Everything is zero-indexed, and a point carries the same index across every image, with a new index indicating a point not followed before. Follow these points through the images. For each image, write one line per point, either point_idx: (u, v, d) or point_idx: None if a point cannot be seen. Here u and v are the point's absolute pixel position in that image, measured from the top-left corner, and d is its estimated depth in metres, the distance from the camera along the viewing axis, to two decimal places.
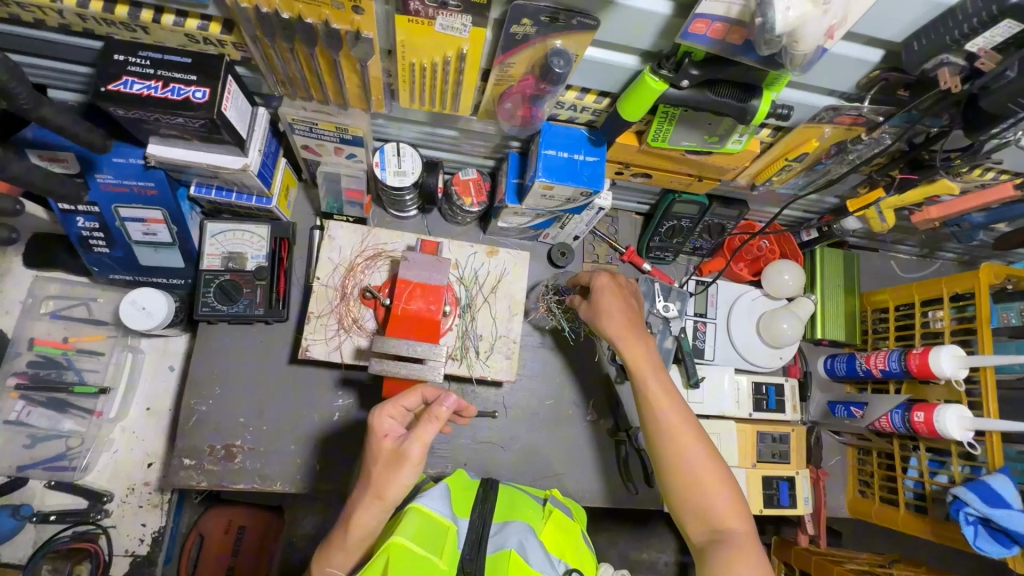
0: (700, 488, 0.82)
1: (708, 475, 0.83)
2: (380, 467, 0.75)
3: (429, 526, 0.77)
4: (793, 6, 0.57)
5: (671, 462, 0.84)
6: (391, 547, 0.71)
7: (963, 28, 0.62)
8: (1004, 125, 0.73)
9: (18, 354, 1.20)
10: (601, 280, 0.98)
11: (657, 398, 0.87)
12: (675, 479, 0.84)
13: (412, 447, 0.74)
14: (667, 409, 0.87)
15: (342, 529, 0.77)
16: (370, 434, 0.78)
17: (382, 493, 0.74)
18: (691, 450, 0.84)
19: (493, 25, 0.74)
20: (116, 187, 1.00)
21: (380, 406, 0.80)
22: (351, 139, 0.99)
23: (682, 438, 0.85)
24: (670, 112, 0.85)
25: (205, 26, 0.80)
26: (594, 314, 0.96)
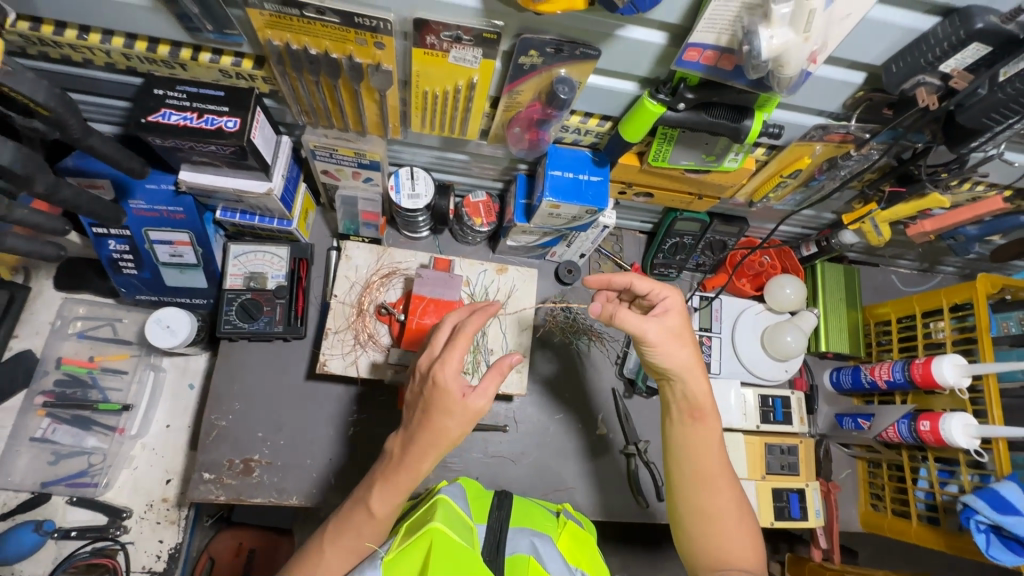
0: (730, 536, 0.83)
1: (739, 522, 0.84)
2: (456, 419, 0.77)
3: (457, 518, 0.78)
4: (776, 35, 0.62)
5: (705, 507, 0.84)
6: (435, 533, 0.73)
7: (934, 52, 0.67)
8: (981, 140, 0.78)
9: (45, 373, 1.26)
10: (672, 299, 0.86)
11: (710, 445, 0.86)
12: (697, 520, 0.84)
13: (487, 403, 0.78)
14: (718, 456, 0.86)
15: (408, 472, 0.80)
16: (439, 390, 0.77)
17: (448, 441, 0.79)
18: (729, 498, 0.85)
19: (503, 56, 0.80)
20: (148, 213, 1.07)
21: (446, 360, 0.77)
22: (368, 163, 1.05)
23: (718, 484, 0.85)
24: (669, 133, 0.90)
25: (239, 63, 0.87)
26: (673, 338, 0.84)
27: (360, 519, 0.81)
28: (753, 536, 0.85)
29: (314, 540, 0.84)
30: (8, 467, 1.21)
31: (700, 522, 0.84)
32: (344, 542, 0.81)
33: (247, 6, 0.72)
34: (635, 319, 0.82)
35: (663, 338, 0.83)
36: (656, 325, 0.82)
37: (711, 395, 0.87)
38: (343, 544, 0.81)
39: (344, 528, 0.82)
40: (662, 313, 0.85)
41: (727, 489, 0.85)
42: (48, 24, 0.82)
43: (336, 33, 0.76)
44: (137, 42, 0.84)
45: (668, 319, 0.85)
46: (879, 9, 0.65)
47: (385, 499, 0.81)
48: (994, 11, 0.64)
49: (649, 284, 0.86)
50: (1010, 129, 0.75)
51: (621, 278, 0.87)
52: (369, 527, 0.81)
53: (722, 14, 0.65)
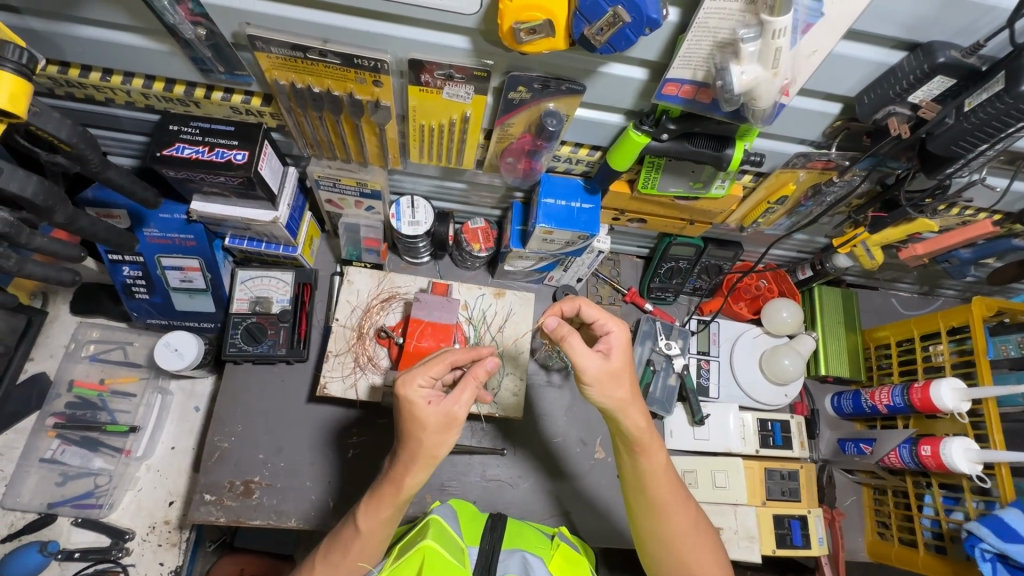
0: (694, 551, 0.86)
1: (700, 542, 0.87)
2: (431, 433, 0.78)
3: (447, 536, 0.80)
4: (746, 70, 0.66)
5: (664, 533, 0.86)
6: (426, 550, 0.74)
7: (903, 83, 0.70)
8: (957, 166, 0.80)
9: (58, 395, 1.30)
10: (616, 334, 0.83)
11: (657, 476, 0.86)
12: (658, 543, 0.87)
13: (462, 411, 0.78)
14: (666, 486, 0.86)
15: (390, 484, 0.81)
16: (407, 406, 0.77)
17: (433, 453, 0.79)
18: (687, 522, 0.86)
19: (494, 91, 0.85)
20: (161, 240, 1.12)
21: (410, 375, 0.78)
22: (370, 193, 1.10)
23: (672, 510, 0.86)
24: (656, 161, 0.94)
25: (249, 100, 0.93)
26: (611, 378, 0.81)
27: (349, 536, 0.84)
28: (716, 550, 0.89)
29: (309, 561, 0.87)
30: (16, 488, 1.25)
31: (661, 545, 0.87)
32: (335, 560, 0.84)
33: (256, 50, 0.77)
34: (582, 348, 0.80)
35: (603, 377, 0.80)
36: (596, 361, 0.80)
37: (651, 425, 0.85)
38: (332, 560, 0.84)
39: (335, 545, 0.84)
40: (605, 351, 0.83)
41: (682, 514, 0.86)
42: (75, 67, 0.89)
43: (337, 74, 0.82)
44: (155, 83, 0.91)
45: (611, 358, 0.82)
46: (845, 46, 0.69)
47: (370, 513, 0.82)
48: (955, 46, 0.68)
49: (596, 312, 0.85)
50: (981, 155, 0.77)
51: (570, 304, 0.87)
52: (359, 544, 0.83)
53: (696, 52, 0.69)
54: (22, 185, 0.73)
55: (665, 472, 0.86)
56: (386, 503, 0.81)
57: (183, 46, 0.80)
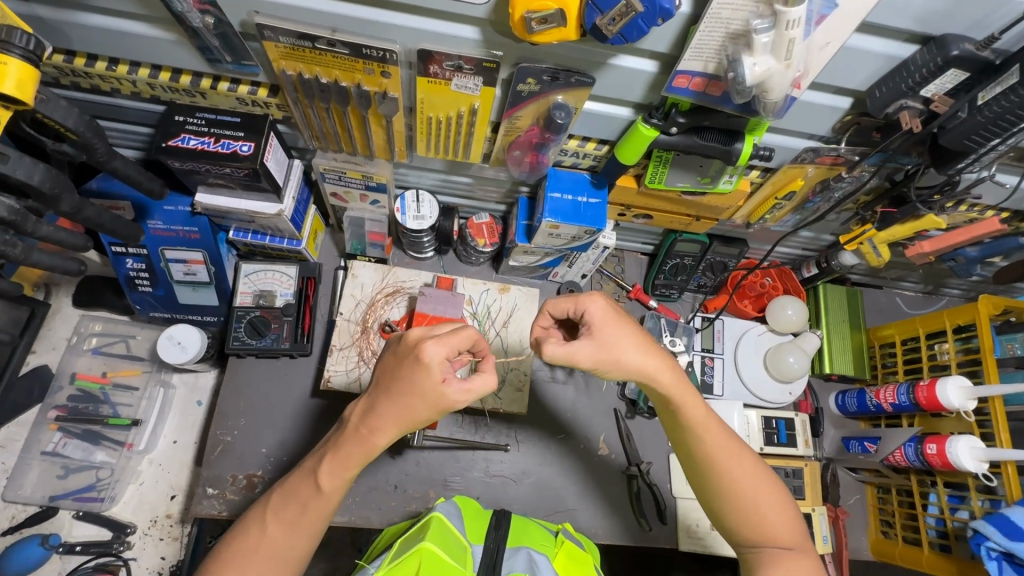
0: (760, 502, 0.84)
1: (766, 491, 0.85)
2: (424, 406, 0.75)
3: (448, 535, 0.80)
4: (759, 62, 0.66)
5: (727, 487, 0.84)
6: (425, 554, 0.74)
7: (915, 77, 0.70)
8: (968, 161, 0.80)
9: (60, 388, 1.30)
10: (592, 311, 0.81)
11: (704, 425, 0.84)
12: (725, 501, 0.84)
13: (463, 402, 0.75)
14: (716, 433, 0.85)
15: (358, 440, 0.78)
16: (425, 369, 0.73)
17: (408, 422, 0.77)
18: (746, 470, 0.85)
19: (502, 83, 0.85)
20: (165, 232, 1.12)
21: (442, 344, 0.74)
22: (375, 186, 1.10)
23: (728, 459, 0.84)
24: (664, 156, 0.94)
25: (255, 91, 0.93)
26: (608, 354, 0.79)
27: (308, 492, 0.80)
28: (787, 504, 0.86)
29: (255, 513, 0.82)
30: (18, 480, 1.24)
31: (726, 501, 0.84)
32: (291, 518, 0.80)
33: (264, 39, 0.77)
34: (562, 351, 0.78)
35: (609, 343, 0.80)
36: (588, 350, 0.78)
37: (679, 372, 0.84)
38: (287, 517, 0.80)
39: (290, 501, 0.81)
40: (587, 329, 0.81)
41: (740, 463, 0.85)
42: (81, 56, 0.89)
43: (345, 64, 0.81)
44: (161, 73, 0.91)
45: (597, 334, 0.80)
46: (858, 39, 0.69)
47: (333, 472, 0.79)
48: (967, 40, 0.67)
49: (564, 306, 0.83)
50: (993, 150, 0.77)
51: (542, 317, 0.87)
52: (317, 504, 0.80)
53: (708, 44, 0.68)
54: (28, 173, 0.73)
55: (711, 423, 0.85)
56: (352, 462, 0.79)
57: (190, 35, 0.80)
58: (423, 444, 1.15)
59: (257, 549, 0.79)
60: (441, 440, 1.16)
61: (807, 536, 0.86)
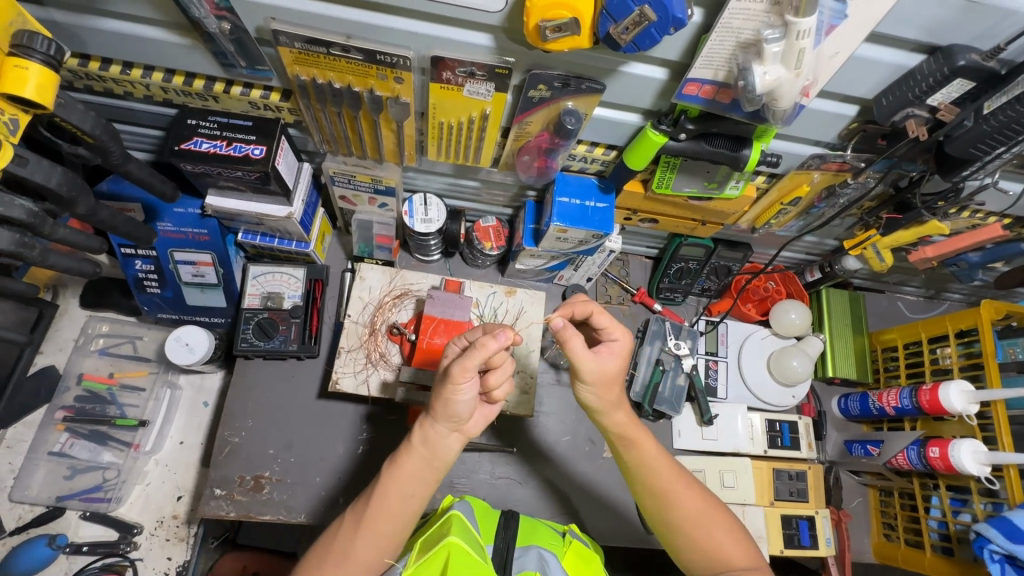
0: (708, 528, 0.86)
1: (715, 518, 0.87)
2: (435, 385, 0.79)
3: (470, 531, 0.80)
4: (769, 71, 0.67)
5: (676, 513, 0.86)
6: (452, 547, 0.74)
7: (921, 86, 0.71)
8: (972, 168, 0.82)
9: (67, 389, 1.30)
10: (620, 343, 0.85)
11: (653, 455, 0.89)
12: (677, 527, 0.86)
13: (456, 370, 0.73)
14: (663, 463, 0.89)
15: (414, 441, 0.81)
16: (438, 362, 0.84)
17: (436, 409, 0.78)
18: (693, 498, 0.87)
19: (513, 89, 0.86)
20: (175, 234, 1.12)
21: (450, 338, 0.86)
22: (384, 189, 1.11)
23: (675, 487, 0.87)
24: (672, 161, 0.95)
25: (267, 95, 0.94)
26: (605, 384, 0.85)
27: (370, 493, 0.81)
28: (738, 533, 0.87)
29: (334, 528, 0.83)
30: (25, 480, 1.25)
31: (677, 527, 0.86)
32: (359, 522, 0.80)
33: (279, 45, 0.78)
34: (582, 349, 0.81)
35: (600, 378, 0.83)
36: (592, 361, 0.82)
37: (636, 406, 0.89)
38: (355, 522, 0.80)
39: (358, 504, 0.82)
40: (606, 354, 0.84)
41: (688, 492, 0.87)
42: (95, 60, 0.90)
43: (359, 70, 0.82)
44: (175, 77, 0.91)
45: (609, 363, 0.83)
46: (867, 48, 0.70)
47: (392, 471, 0.81)
48: (974, 50, 0.68)
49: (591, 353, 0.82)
50: (998, 158, 0.78)
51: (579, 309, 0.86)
52: (378, 503, 0.80)
53: (718, 53, 0.70)
54: (47, 176, 0.74)
55: (660, 454, 0.89)
56: (411, 459, 0.81)
57: (206, 40, 0.81)
58: None
59: (331, 553, 0.80)
60: None
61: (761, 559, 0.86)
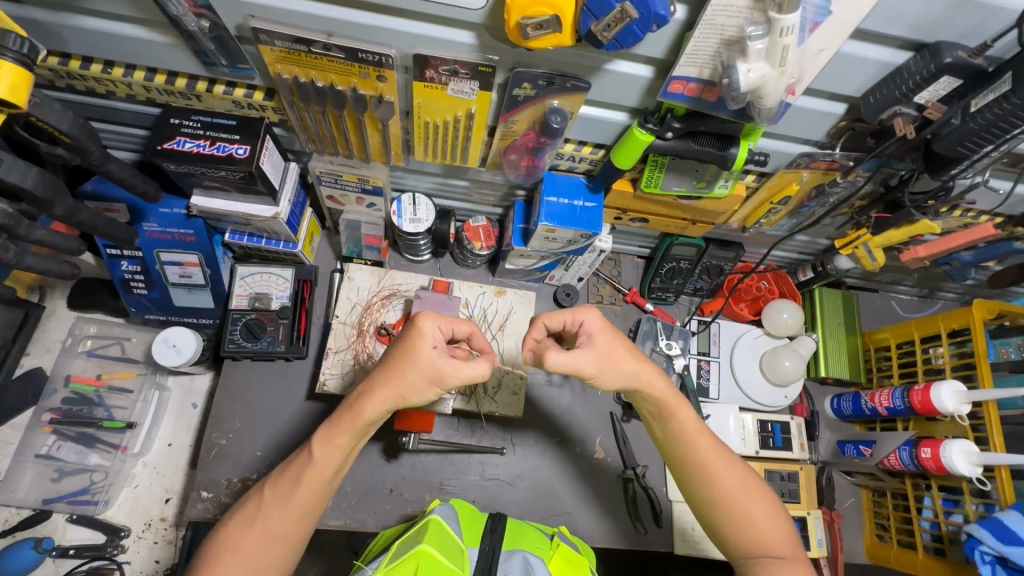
0: (748, 509, 0.84)
1: (755, 499, 0.85)
2: (414, 373, 0.76)
3: (446, 538, 0.79)
4: (753, 69, 0.66)
5: (716, 494, 0.85)
6: (423, 555, 0.73)
7: (908, 84, 0.70)
8: (961, 167, 0.81)
9: (54, 391, 1.29)
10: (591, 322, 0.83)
11: (694, 435, 0.86)
12: (717, 509, 0.85)
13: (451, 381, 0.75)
14: (705, 444, 0.86)
15: (353, 410, 0.79)
16: (414, 334, 0.76)
17: (403, 394, 0.77)
18: (734, 479, 0.85)
19: (498, 88, 0.85)
20: (160, 235, 1.11)
21: (431, 313, 0.78)
22: (371, 189, 1.10)
23: (716, 467, 0.85)
24: (660, 160, 0.94)
25: (251, 94, 0.93)
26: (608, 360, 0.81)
27: (302, 463, 0.80)
28: (778, 515, 0.85)
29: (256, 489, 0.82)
30: (11, 483, 1.24)
31: (717, 509, 0.85)
32: (286, 491, 0.80)
33: (260, 43, 0.77)
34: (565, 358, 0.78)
35: (601, 365, 0.80)
36: (587, 357, 0.79)
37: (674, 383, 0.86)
38: (282, 491, 0.80)
39: (287, 475, 0.80)
40: (587, 338, 0.83)
41: (729, 472, 0.86)
42: (76, 59, 0.89)
43: (341, 68, 0.81)
44: (157, 76, 0.90)
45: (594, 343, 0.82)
46: (853, 45, 0.69)
47: (326, 440, 0.80)
48: (961, 47, 0.68)
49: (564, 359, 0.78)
50: (987, 156, 0.78)
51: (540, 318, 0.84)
52: (309, 473, 0.79)
53: (703, 50, 0.69)
54: (23, 176, 0.73)
55: (701, 435, 0.86)
56: (343, 428, 0.79)
57: (186, 38, 0.80)
58: (418, 448, 1.15)
59: (253, 525, 0.79)
60: (436, 444, 1.16)
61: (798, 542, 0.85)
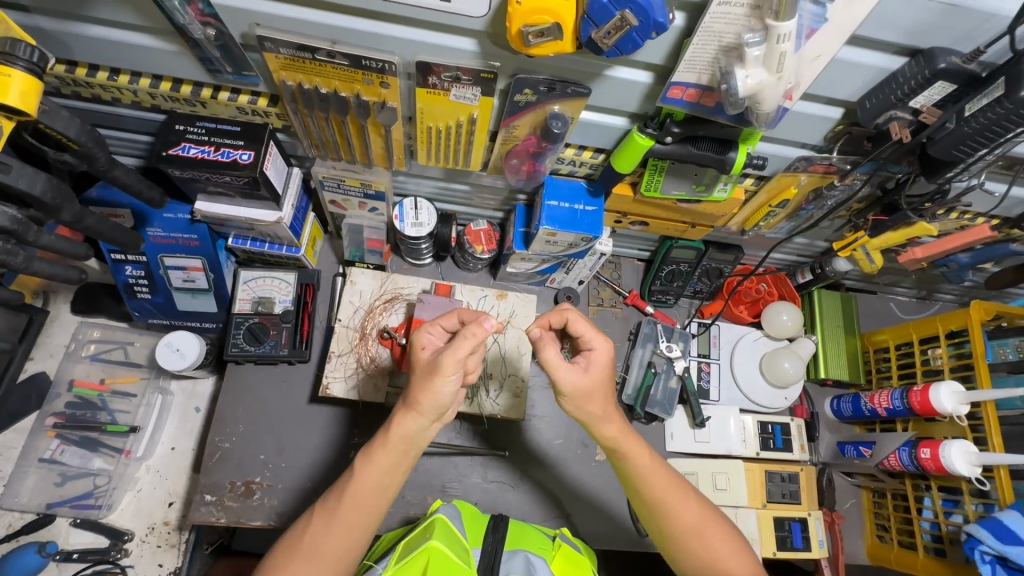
0: (708, 541, 0.84)
1: (713, 529, 0.85)
2: (419, 380, 0.78)
3: (453, 536, 0.80)
4: (751, 75, 0.67)
5: (677, 528, 0.85)
6: (433, 552, 0.74)
7: (904, 89, 0.72)
8: (956, 170, 0.82)
9: (58, 395, 1.30)
10: (598, 351, 0.82)
11: (649, 468, 0.86)
12: (676, 539, 0.85)
13: (450, 361, 0.74)
14: (662, 475, 0.86)
15: (381, 432, 0.80)
16: (410, 348, 0.82)
17: (419, 403, 0.77)
18: (693, 512, 0.85)
19: (500, 94, 0.86)
20: (164, 240, 1.12)
21: (422, 324, 0.84)
22: (374, 194, 1.11)
23: (673, 500, 0.85)
24: (659, 164, 0.95)
25: (255, 101, 0.94)
26: (587, 393, 0.81)
27: (344, 483, 0.80)
28: (739, 544, 0.85)
29: (302, 517, 0.82)
30: (15, 488, 1.24)
31: (678, 542, 0.85)
32: (332, 512, 0.79)
33: (265, 50, 0.78)
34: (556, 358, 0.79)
35: (579, 391, 0.80)
36: (573, 375, 0.79)
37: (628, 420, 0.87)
38: (327, 512, 0.80)
39: (331, 495, 0.81)
40: (583, 363, 0.82)
41: (686, 505, 0.85)
42: (82, 66, 0.90)
43: (344, 74, 0.82)
44: (162, 83, 0.92)
45: (591, 372, 0.81)
46: (848, 51, 0.70)
47: (369, 462, 0.80)
48: (955, 52, 0.69)
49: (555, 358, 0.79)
50: (981, 159, 0.79)
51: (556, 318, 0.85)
52: (353, 489, 0.79)
53: (701, 56, 0.70)
54: (31, 183, 0.74)
55: (658, 468, 0.86)
56: (379, 447, 0.80)
57: (192, 46, 0.81)
58: (420, 450, 1.16)
59: (301, 546, 0.78)
60: (438, 447, 1.17)
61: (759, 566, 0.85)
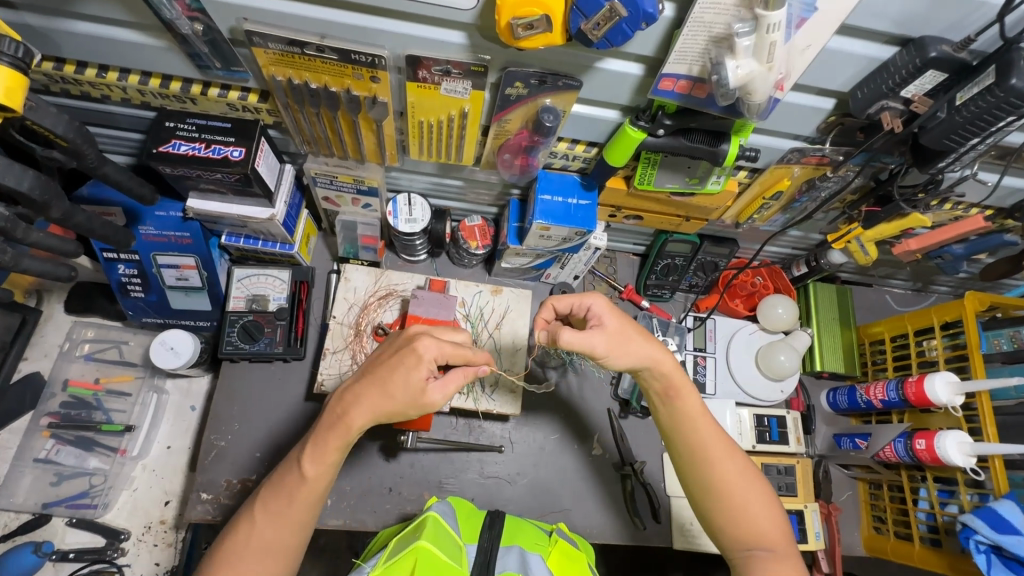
0: (746, 500, 0.84)
1: (753, 488, 0.85)
2: (402, 396, 0.75)
3: (445, 535, 0.80)
4: (741, 65, 0.67)
5: (716, 484, 0.85)
6: (420, 552, 0.74)
7: (895, 78, 0.71)
8: (949, 160, 0.82)
9: (52, 395, 1.29)
10: (597, 305, 0.85)
11: (695, 420, 0.86)
12: (712, 497, 0.85)
13: (439, 398, 0.77)
14: (710, 429, 0.87)
15: (340, 427, 0.78)
16: (411, 358, 0.76)
17: (389, 412, 0.77)
18: (734, 467, 0.86)
19: (491, 87, 0.85)
20: (156, 238, 1.12)
21: (429, 340, 0.77)
22: (367, 190, 1.10)
23: (717, 454, 0.85)
24: (652, 157, 0.94)
25: (245, 96, 0.93)
26: (619, 340, 0.82)
27: (293, 483, 0.79)
28: (774, 505, 0.86)
29: (245, 509, 0.82)
30: (10, 488, 1.24)
31: (714, 500, 0.85)
32: (279, 510, 0.79)
33: (254, 45, 0.77)
34: (577, 337, 0.80)
35: (613, 344, 0.81)
36: (600, 338, 0.80)
37: (681, 369, 0.87)
38: (275, 510, 0.79)
39: (279, 494, 0.80)
40: (597, 321, 0.84)
41: (729, 458, 0.86)
42: (71, 63, 0.89)
43: (334, 69, 0.82)
44: (151, 79, 0.91)
45: (606, 324, 0.83)
46: (839, 41, 0.70)
47: (317, 460, 0.79)
48: (945, 41, 0.69)
49: (574, 338, 0.80)
50: (974, 148, 0.78)
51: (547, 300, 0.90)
52: (303, 489, 0.79)
53: (691, 47, 0.70)
54: (18, 180, 0.73)
55: (709, 423, 0.87)
56: (333, 446, 0.78)
57: (180, 42, 0.80)
58: (417, 446, 1.16)
59: (248, 543, 0.78)
60: (434, 442, 1.17)
61: (790, 531, 0.86)
